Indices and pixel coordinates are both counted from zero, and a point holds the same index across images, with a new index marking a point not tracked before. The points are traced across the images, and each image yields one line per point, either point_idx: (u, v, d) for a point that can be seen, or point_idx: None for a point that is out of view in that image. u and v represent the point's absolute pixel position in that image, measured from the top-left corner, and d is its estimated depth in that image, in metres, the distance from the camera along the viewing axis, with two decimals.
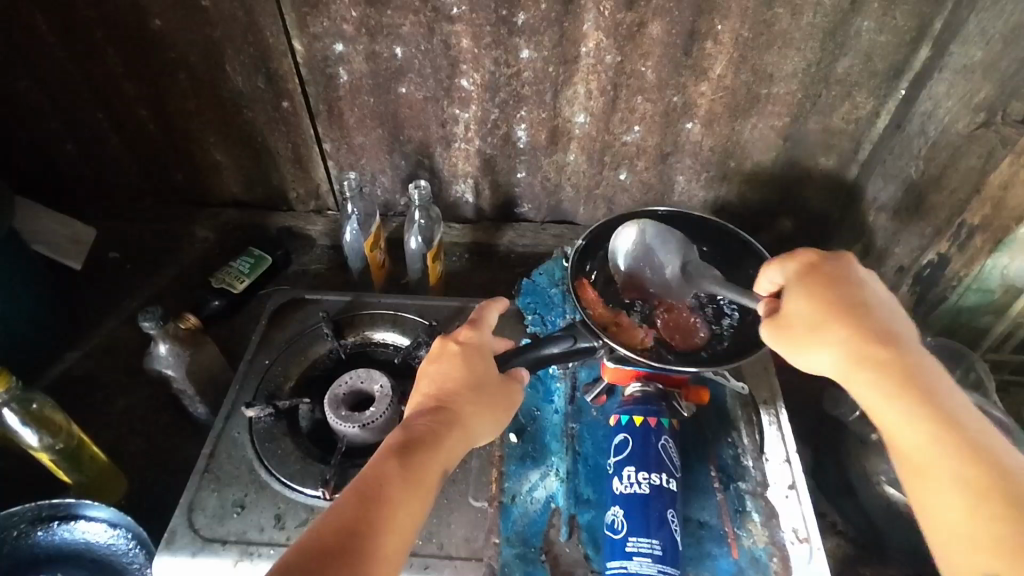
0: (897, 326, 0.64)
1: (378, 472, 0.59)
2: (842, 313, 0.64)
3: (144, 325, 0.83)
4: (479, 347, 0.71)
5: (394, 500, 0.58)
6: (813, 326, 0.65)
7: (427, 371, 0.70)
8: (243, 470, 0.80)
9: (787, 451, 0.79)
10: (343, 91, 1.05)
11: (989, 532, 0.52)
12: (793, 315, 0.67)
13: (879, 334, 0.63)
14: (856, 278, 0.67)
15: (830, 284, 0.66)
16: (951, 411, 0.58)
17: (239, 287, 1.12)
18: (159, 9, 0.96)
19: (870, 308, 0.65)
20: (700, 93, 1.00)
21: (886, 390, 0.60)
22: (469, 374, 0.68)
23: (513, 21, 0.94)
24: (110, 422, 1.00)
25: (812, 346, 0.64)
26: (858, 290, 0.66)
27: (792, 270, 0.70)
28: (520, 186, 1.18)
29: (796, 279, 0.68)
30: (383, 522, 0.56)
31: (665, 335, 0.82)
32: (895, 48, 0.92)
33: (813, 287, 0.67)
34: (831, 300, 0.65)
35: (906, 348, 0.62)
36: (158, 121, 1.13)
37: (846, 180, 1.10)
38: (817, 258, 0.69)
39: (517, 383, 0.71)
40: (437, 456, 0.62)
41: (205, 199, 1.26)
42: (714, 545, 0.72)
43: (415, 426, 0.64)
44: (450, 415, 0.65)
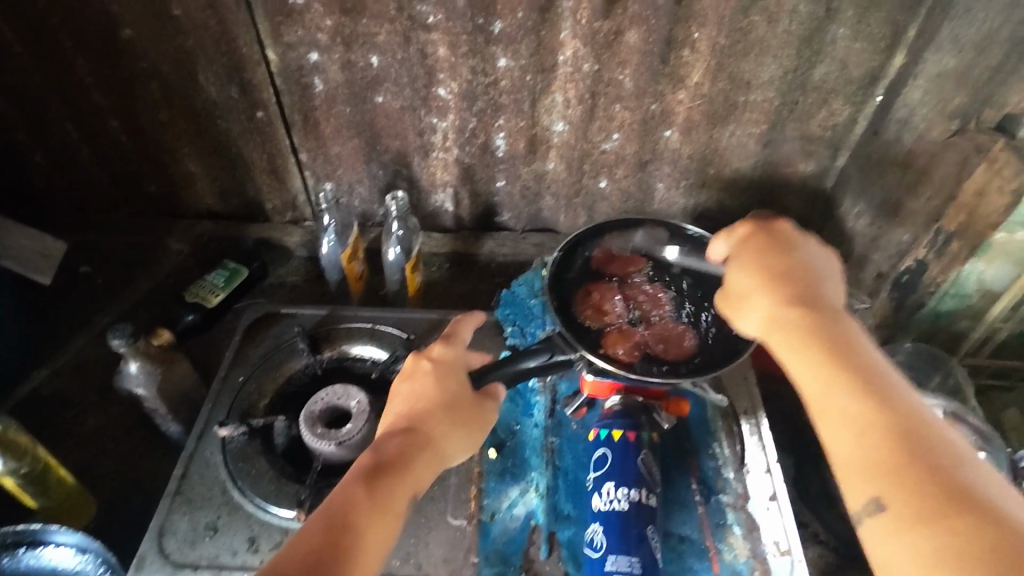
0: (824, 284, 0.66)
1: (346, 497, 0.58)
2: (768, 274, 0.67)
3: (114, 343, 0.81)
4: (453, 365, 0.70)
5: (362, 527, 0.56)
6: (743, 289, 0.68)
7: (399, 391, 0.69)
8: (216, 491, 0.78)
9: (768, 461, 0.78)
10: (319, 100, 1.04)
11: (878, 462, 0.52)
12: (732, 281, 0.70)
13: (798, 290, 0.65)
14: (787, 242, 0.70)
15: (764, 250, 0.69)
16: (857, 355, 0.59)
17: (214, 301, 1.10)
18: (128, 18, 0.95)
19: (798, 268, 0.67)
20: (678, 101, 1.00)
21: (793, 340, 0.62)
22: (442, 394, 0.67)
23: (490, 30, 0.93)
24: (81, 442, 0.98)
25: (743, 308, 0.67)
26: (787, 254, 0.68)
27: (734, 240, 0.74)
28: (500, 196, 1.17)
29: (738, 249, 0.72)
30: (350, 550, 0.55)
31: (654, 345, 0.81)
32: (871, 55, 0.92)
33: (750, 254, 0.70)
34: (762, 265, 0.68)
35: (822, 302, 0.64)
36: (129, 132, 1.10)
37: (824, 187, 1.10)
38: (759, 228, 0.72)
39: (492, 401, 0.70)
40: (407, 479, 0.61)
41: (180, 211, 1.24)
42: (695, 560, 0.71)
43: (386, 447, 0.63)
44: (423, 436, 0.64)
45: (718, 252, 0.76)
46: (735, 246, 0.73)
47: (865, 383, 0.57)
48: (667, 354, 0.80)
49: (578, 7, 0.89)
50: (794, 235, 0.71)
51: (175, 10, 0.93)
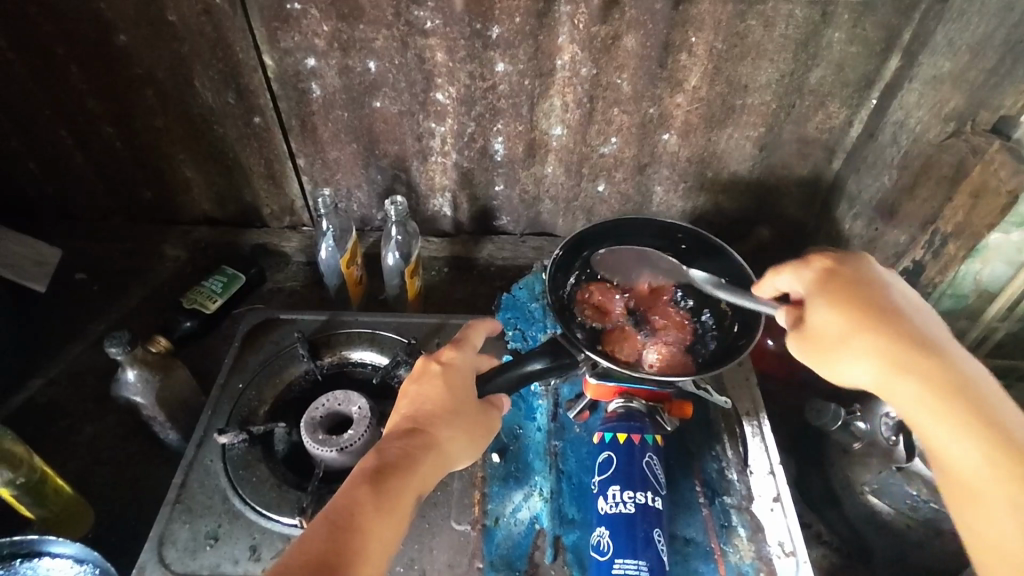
0: (930, 328, 0.64)
1: (350, 499, 0.57)
2: (872, 321, 0.63)
3: (111, 351, 0.80)
4: (462, 368, 0.70)
5: (366, 531, 0.56)
6: (844, 336, 0.63)
7: (407, 393, 0.68)
8: (217, 499, 0.77)
9: (771, 463, 0.78)
10: (316, 105, 1.03)
11: None
12: (823, 327, 0.65)
13: (911, 340, 0.62)
14: (881, 283, 0.66)
15: (854, 291, 0.65)
16: (993, 411, 0.58)
17: (211, 307, 1.09)
18: (124, 25, 0.94)
19: (903, 316, 0.64)
20: (675, 105, 1.00)
21: (925, 400, 0.59)
22: (448, 398, 0.67)
23: (488, 35, 0.93)
24: (76, 451, 0.96)
25: (843, 360, 0.63)
26: (890, 298, 0.65)
27: (810, 278, 0.68)
28: (498, 199, 1.17)
29: (818, 289, 0.66)
30: (353, 553, 0.55)
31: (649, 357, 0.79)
32: (866, 59, 0.93)
33: (839, 296, 0.65)
34: (861, 308, 0.64)
35: (936, 349, 0.61)
36: (124, 139, 1.10)
37: (821, 189, 1.11)
38: (835, 263, 0.68)
39: (495, 407, 0.69)
40: (411, 483, 0.61)
41: (176, 217, 1.24)
42: (700, 562, 0.71)
43: (390, 449, 0.62)
44: (428, 439, 0.64)
45: (781, 284, 0.71)
46: (812, 284, 0.67)
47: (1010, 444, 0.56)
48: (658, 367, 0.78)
49: (576, 11, 0.90)
50: (882, 273, 0.68)
51: (171, 16, 0.93)
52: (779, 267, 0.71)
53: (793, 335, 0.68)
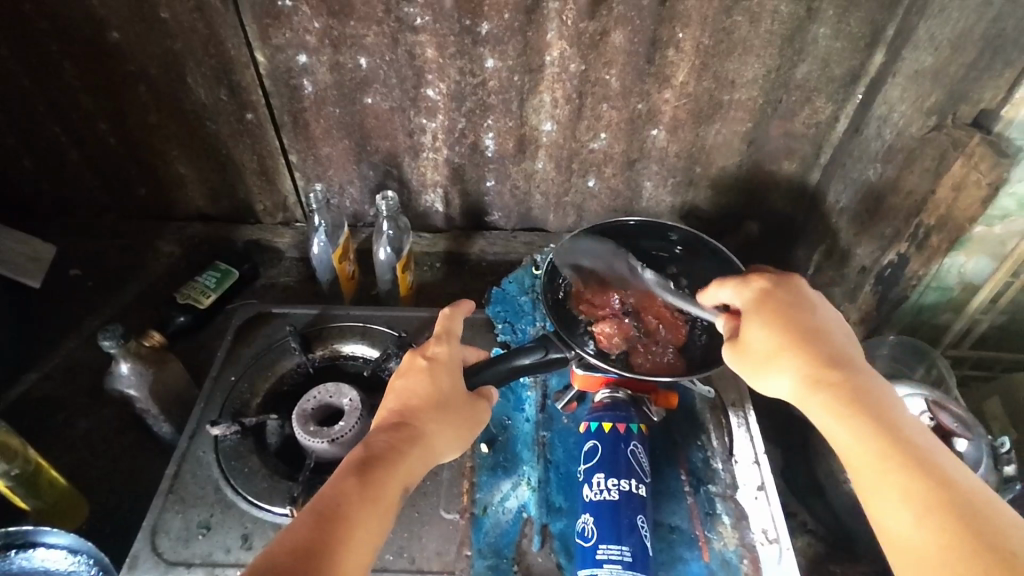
0: (847, 346, 0.66)
1: (337, 490, 0.58)
2: (797, 339, 0.65)
3: (104, 344, 0.81)
4: (449, 363, 0.71)
5: (353, 521, 0.57)
6: (770, 351, 0.66)
7: (394, 387, 0.69)
8: (209, 489, 0.78)
9: (756, 452, 0.79)
10: (308, 102, 1.04)
11: (945, 550, 0.51)
12: (753, 343, 0.68)
13: (829, 360, 0.64)
14: (804, 302, 0.69)
15: (785, 310, 0.68)
16: (900, 427, 0.59)
17: (205, 302, 1.10)
18: (117, 22, 0.95)
19: (822, 332, 0.66)
20: (664, 100, 1.02)
21: (841, 415, 0.61)
22: (434, 392, 0.68)
23: (477, 31, 0.94)
24: (70, 444, 0.97)
25: (766, 375, 0.66)
26: (810, 316, 0.67)
27: (748, 295, 0.71)
28: (489, 195, 1.18)
29: (752, 305, 0.70)
30: (341, 543, 0.55)
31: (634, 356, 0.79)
32: (851, 54, 0.94)
33: (767, 312, 0.68)
34: (789, 327, 0.66)
35: (856, 370, 0.63)
36: (118, 135, 1.11)
37: (808, 184, 1.12)
38: (770, 282, 0.70)
39: (482, 399, 0.70)
40: (397, 475, 0.62)
41: (170, 214, 1.25)
42: (685, 549, 0.72)
43: (377, 441, 0.63)
44: (414, 432, 0.65)
45: (722, 297, 0.73)
46: (748, 301, 0.71)
47: (914, 457, 0.56)
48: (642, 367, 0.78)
49: (564, 8, 0.91)
50: (807, 294, 0.71)
51: (163, 13, 0.94)
52: (723, 282, 0.74)
53: (727, 347, 0.70)
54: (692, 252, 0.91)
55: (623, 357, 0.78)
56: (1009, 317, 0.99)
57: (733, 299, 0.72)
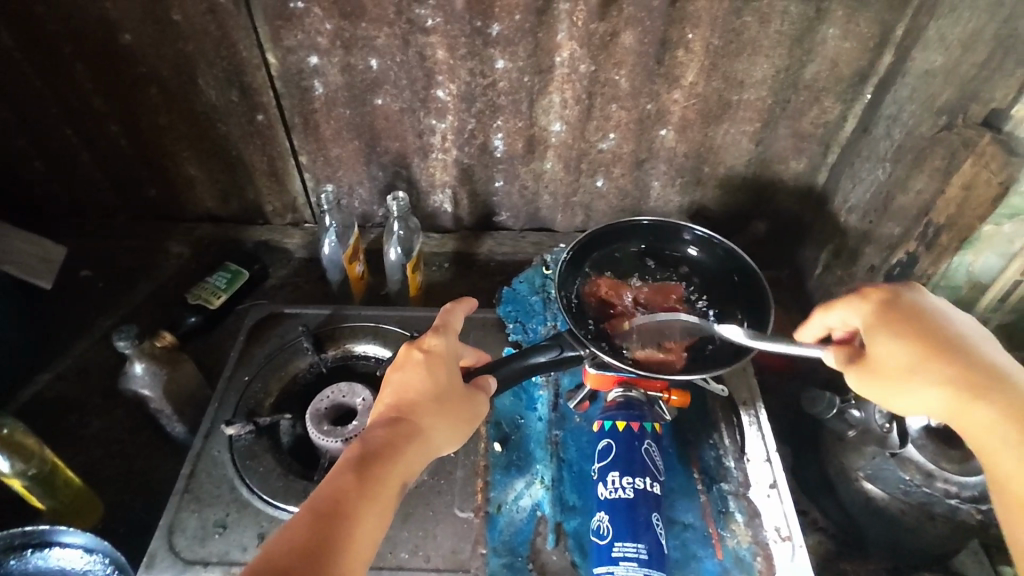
0: (963, 359, 0.63)
1: (335, 488, 0.58)
2: (940, 351, 0.64)
3: (120, 344, 0.83)
4: (445, 355, 0.70)
5: (352, 519, 0.57)
6: (904, 366, 0.64)
7: (390, 380, 0.69)
8: (224, 489, 0.78)
9: (768, 450, 0.80)
10: (319, 103, 1.05)
11: None
12: (890, 360, 0.65)
13: (965, 373, 0.62)
14: (934, 313, 0.67)
15: (917, 320, 0.66)
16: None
17: (216, 303, 1.10)
18: (129, 24, 0.96)
19: (964, 349, 0.64)
20: (673, 100, 1.02)
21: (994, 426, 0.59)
22: (431, 386, 0.68)
23: (488, 33, 0.94)
24: (83, 444, 0.98)
25: (911, 390, 0.64)
26: (936, 331, 0.65)
27: (866, 310, 0.69)
28: (498, 196, 1.19)
29: (875, 319, 0.68)
30: (340, 540, 0.56)
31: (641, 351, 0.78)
32: (860, 54, 0.94)
33: (894, 325, 0.66)
34: (920, 339, 0.65)
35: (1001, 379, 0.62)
36: (129, 137, 1.11)
37: (816, 183, 1.13)
38: (891, 292, 0.69)
39: (480, 392, 0.70)
40: (395, 471, 0.62)
41: (180, 215, 1.25)
42: (699, 547, 0.72)
43: (374, 438, 0.63)
44: (410, 427, 0.65)
45: (832, 320, 0.72)
46: (867, 318, 0.69)
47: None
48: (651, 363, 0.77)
49: (574, 9, 0.91)
50: (934, 305, 0.68)
51: (175, 15, 0.94)
52: (838, 299, 0.72)
53: (849, 362, 0.69)
54: (708, 252, 0.89)
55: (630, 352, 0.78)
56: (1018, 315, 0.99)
57: (846, 318, 0.71)
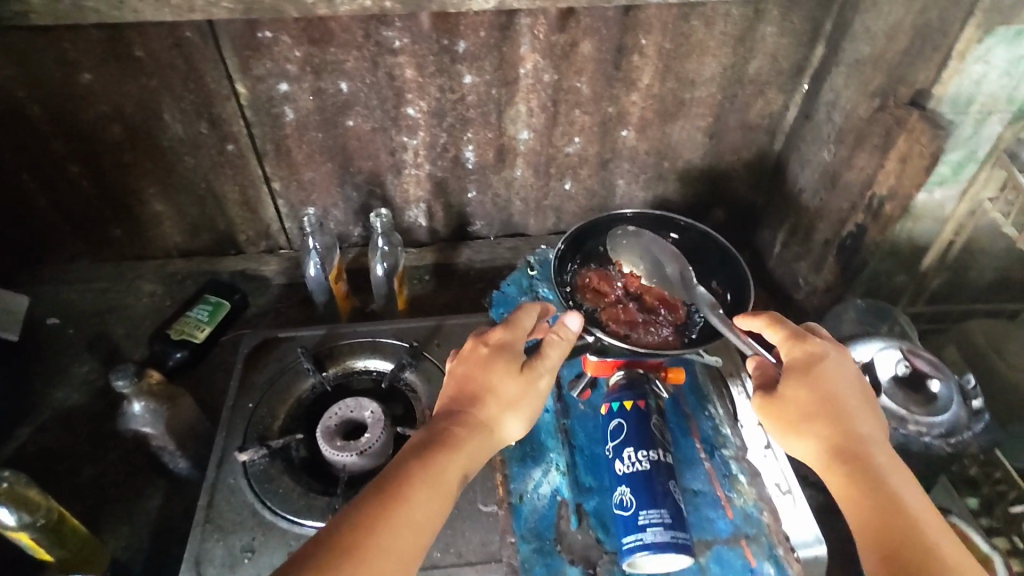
0: (853, 422, 0.69)
1: (402, 469, 0.63)
2: (832, 413, 0.69)
3: (118, 384, 0.82)
4: (511, 348, 0.72)
5: (416, 500, 0.61)
6: (802, 417, 0.70)
7: (456, 372, 0.72)
8: (247, 514, 0.78)
9: (758, 415, 0.86)
10: (290, 128, 1.06)
11: None
12: (792, 404, 0.71)
13: (847, 438, 0.68)
14: (847, 376, 0.71)
15: (827, 380, 0.71)
16: (902, 500, 0.63)
17: (200, 336, 1.09)
18: (90, 63, 0.95)
19: (850, 410, 0.70)
20: (631, 102, 1.09)
21: (851, 481, 0.65)
22: (496, 379, 0.70)
23: (455, 50, 0.99)
24: (78, 493, 0.95)
25: (794, 435, 0.71)
26: (839, 390, 0.70)
27: (791, 356, 0.74)
28: (471, 206, 1.23)
29: (791, 367, 0.73)
30: (399, 522, 0.59)
31: (636, 333, 0.83)
32: (795, 49, 1.03)
33: (806, 378, 0.71)
34: (823, 394, 0.70)
35: (876, 448, 0.68)
36: (91, 177, 1.10)
37: (765, 169, 1.22)
38: (821, 349, 0.73)
39: (544, 378, 0.72)
40: (458, 459, 0.66)
41: (148, 252, 1.23)
42: (710, 509, 0.77)
43: (438, 427, 0.68)
44: (472, 419, 0.69)
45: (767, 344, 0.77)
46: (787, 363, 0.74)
47: (912, 532, 0.60)
48: (647, 344, 0.82)
49: (535, 23, 0.97)
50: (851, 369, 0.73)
51: (139, 51, 0.95)
52: (767, 325, 0.77)
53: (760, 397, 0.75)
54: (686, 238, 0.97)
55: (626, 335, 0.83)
56: (953, 271, 1.10)
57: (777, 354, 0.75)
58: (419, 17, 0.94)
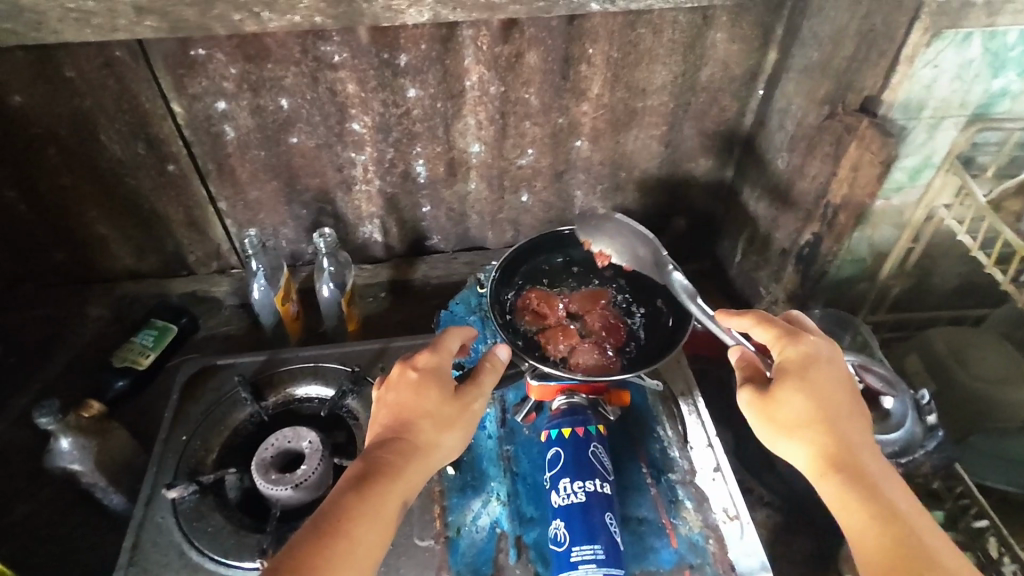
0: (850, 427, 0.67)
1: (339, 506, 0.61)
2: (829, 418, 0.66)
3: (41, 421, 0.79)
4: (438, 371, 0.70)
5: (354, 535, 0.60)
6: (802, 420, 0.67)
7: (386, 401, 0.69)
8: (173, 555, 0.75)
9: (708, 436, 0.83)
10: (232, 147, 1.03)
11: None
12: (787, 406, 0.67)
13: (845, 446, 0.65)
14: (841, 378, 0.69)
15: (825, 384, 0.67)
16: (902, 510, 0.61)
17: (144, 363, 1.06)
18: (18, 85, 0.92)
19: (845, 413, 0.67)
20: (583, 112, 1.06)
21: (849, 491, 0.63)
22: (428, 403, 0.68)
23: (396, 63, 0.96)
24: (13, 532, 0.92)
25: (788, 438, 0.67)
26: (836, 394, 0.68)
27: (790, 356, 0.70)
28: (426, 220, 1.20)
29: (792, 369, 0.68)
30: (340, 560, 0.58)
31: (580, 357, 0.80)
32: (747, 54, 1.01)
33: (809, 383, 0.67)
34: (822, 399, 0.67)
35: (870, 455, 0.65)
36: (30, 200, 1.06)
37: (725, 177, 1.19)
38: (816, 351, 0.69)
39: (478, 400, 0.70)
40: (395, 488, 0.64)
41: (96, 276, 1.20)
42: (655, 539, 0.75)
43: (373, 455, 0.65)
44: (408, 445, 0.66)
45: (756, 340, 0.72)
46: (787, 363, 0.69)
47: (915, 548, 0.59)
48: (591, 368, 0.79)
49: (478, 35, 0.94)
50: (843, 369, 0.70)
51: (68, 72, 0.91)
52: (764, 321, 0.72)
53: (750, 395, 0.70)
54: None
55: (568, 358, 0.80)
56: (915, 279, 1.08)
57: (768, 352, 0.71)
58: (357, 31, 0.91)
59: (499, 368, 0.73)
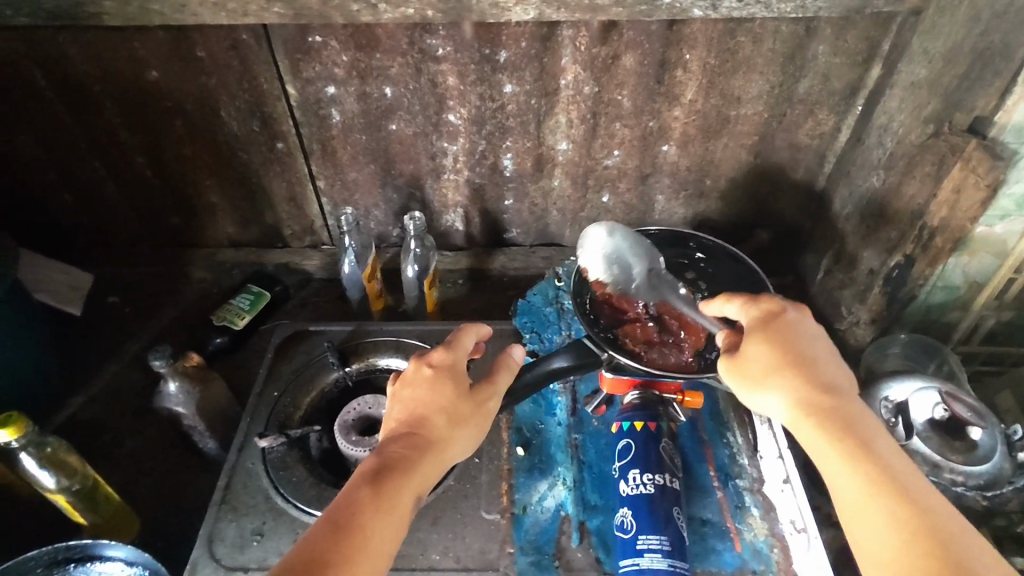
0: (820, 373, 0.66)
1: (356, 501, 0.61)
2: (796, 364, 0.66)
3: (155, 363, 0.86)
4: (453, 369, 0.72)
5: (369, 528, 0.60)
6: (767, 371, 0.66)
7: (401, 396, 0.70)
8: (260, 498, 0.82)
9: (780, 446, 0.81)
10: (336, 130, 1.10)
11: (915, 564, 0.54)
12: (755, 361, 0.67)
13: (817, 393, 0.65)
14: (808, 330, 0.69)
15: (790, 336, 0.67)
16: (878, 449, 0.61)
17: (240, 324, 1.15)
18: (156, 61, 1.01)
19: (814, 359, 0.67)
20: (674, 117, 1.07)
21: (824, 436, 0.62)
22: (444, 400, 0.69)
23: (496, 59, 1.00)
24: (119, 464, 1.01)
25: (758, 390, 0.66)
26: (803, 344, 0.67)
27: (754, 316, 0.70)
28: (508, 213, 1.24)
29: (756, 327, 0.69)
30: (357, 553, 0.58)
31: (654, 356, 0.81)
32: (850, 68, 0.99)
33: (774, 336, 0.67)
34: (787, 350, 0.66)
35: (843, 398, 0.65)
36: (154, 167, 1.16)
37: (814, 192, 1.17)
38: (779, 307, 0.69)
39: (494, 399, 0.72)
40: (410, 481, 0.64)
41: (201, 241, 1.30)
42: (718, 540, 0.75)
43: (389, 450, 0.66)
44: (424, 441, 0.67)
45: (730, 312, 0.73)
46: (752, 322, 0.70)
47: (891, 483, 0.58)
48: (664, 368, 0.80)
49: (577, 35, 0.97)
50: (810, 322, 0.70)
51: (199, 52, 1.00)
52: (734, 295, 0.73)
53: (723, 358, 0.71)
54: (712, 259, 0.98)
55: (643, 355, 0.81)
56: (1014, 312, 1.03)
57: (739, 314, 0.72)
58: (462, 26, 0.96)
59: (513, 370, 0.75)
